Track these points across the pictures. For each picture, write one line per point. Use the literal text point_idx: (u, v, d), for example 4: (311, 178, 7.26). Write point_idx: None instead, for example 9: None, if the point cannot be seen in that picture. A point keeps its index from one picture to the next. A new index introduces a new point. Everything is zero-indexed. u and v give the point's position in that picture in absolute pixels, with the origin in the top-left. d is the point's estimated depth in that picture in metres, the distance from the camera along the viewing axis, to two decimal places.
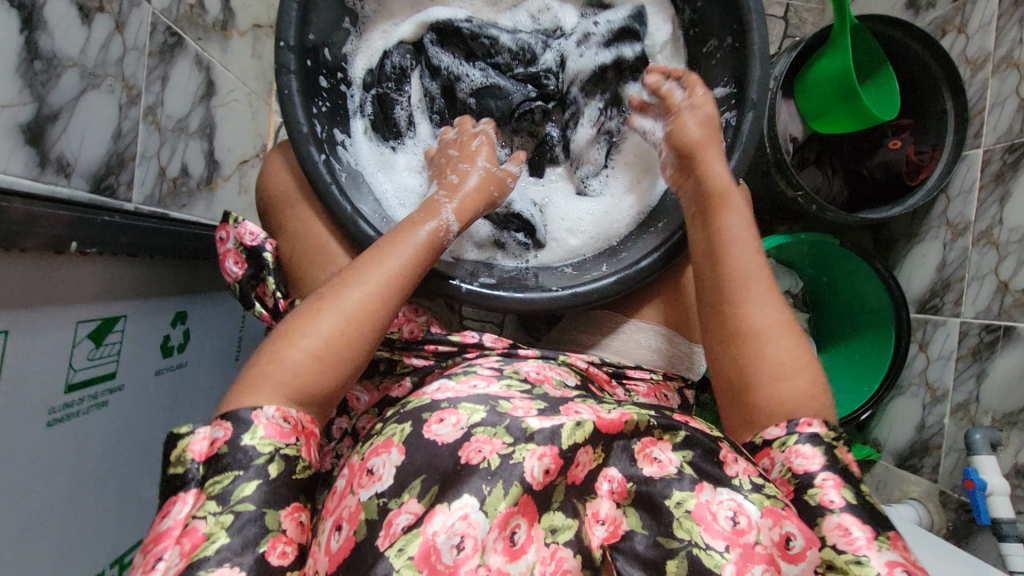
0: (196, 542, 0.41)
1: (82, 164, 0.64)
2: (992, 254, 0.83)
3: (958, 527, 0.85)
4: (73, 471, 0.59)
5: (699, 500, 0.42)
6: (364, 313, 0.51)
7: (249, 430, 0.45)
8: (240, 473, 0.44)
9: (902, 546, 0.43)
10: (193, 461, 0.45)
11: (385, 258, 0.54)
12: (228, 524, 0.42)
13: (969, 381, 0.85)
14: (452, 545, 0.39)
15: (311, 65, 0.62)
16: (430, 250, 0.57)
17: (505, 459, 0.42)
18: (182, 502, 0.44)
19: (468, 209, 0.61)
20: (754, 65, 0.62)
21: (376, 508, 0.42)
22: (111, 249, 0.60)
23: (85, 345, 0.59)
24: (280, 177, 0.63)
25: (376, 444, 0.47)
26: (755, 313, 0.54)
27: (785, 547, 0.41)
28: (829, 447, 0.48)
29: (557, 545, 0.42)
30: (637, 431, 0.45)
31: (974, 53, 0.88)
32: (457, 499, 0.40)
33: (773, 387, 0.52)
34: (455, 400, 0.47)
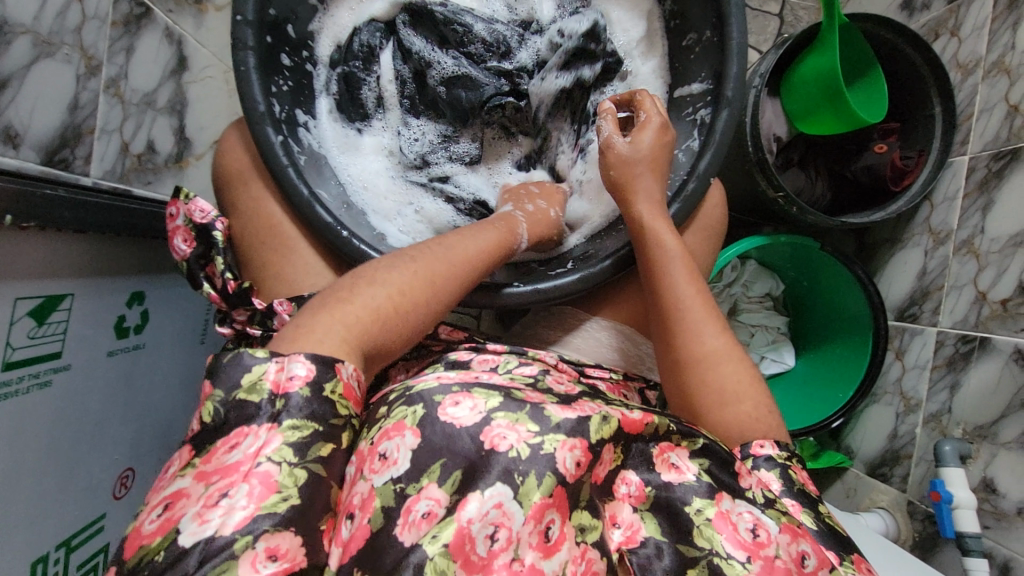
0: (269, 491, 0.35)
1: (32, 135, 0.61)
2: (972, 263, 0.82)
3: (924, 538, 0.85)
4: (13, 452, 0.57)
5: (720, 508, 0.43)
6: (438, 286, 0.51)
7: (331, 381, 0.40)
8: (320, 428, 0.39)
9: (866, 569, 0.45)
10: (270, 393, 0.39)
11: (463, 243, 0.55)
12: (301, 481, 0.37)
13: (943, 392, 0.84)
14: (487, 535, 0.36)
15: (272, 41, 0.59)
16: (501, 250, 0.58)
17: (535, 447, 0.40)
18: (251, 434, 0.37)
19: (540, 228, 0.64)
20: (731, 61, 0.60)
21: (393, 494, 0.37)
22: (54, 224, 0.58)
23: (25, 323, 0.57)
24: (235, 153, 0.61)
25: (384, 428, 0.41)
26: (695, 341, 0.54)
27: (801, 564, 0.42)
28: (785, 471, 0.49)
29: (586, 544, 0.40)
30: (655, 435, 0.46)
31: (965, 58, 0.86)
32: (491, 486, 0.38)
33: (719, 411, 0.52)
34: (466, 385, 0.44)
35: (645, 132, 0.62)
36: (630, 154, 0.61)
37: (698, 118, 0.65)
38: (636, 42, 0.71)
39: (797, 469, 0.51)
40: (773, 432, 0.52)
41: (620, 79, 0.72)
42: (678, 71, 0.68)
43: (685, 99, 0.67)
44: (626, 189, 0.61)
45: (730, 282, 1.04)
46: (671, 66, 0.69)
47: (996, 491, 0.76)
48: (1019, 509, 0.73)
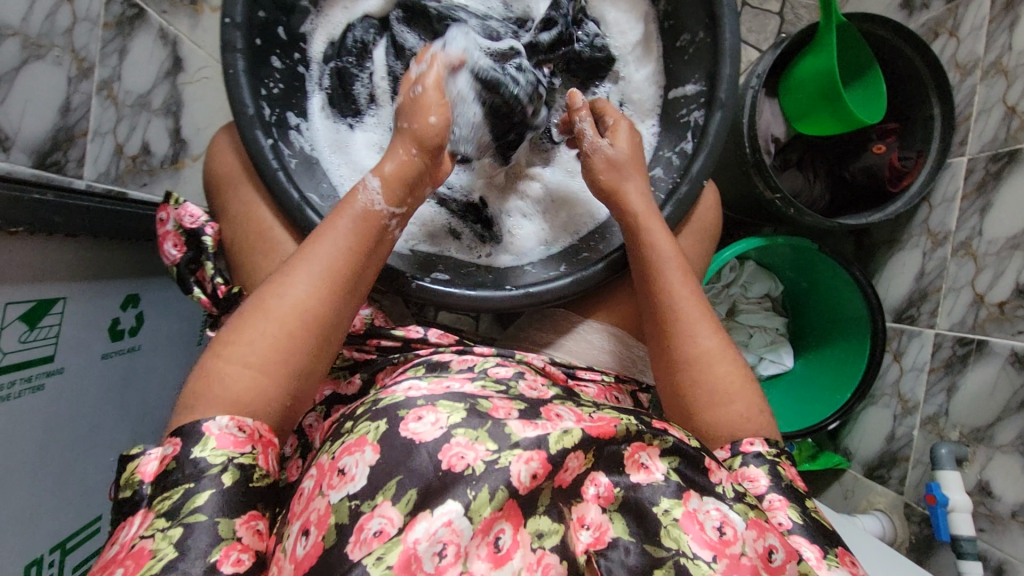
0: (140, 560, 0.38)
1: (23, 138, 0.61)
2: (969, 265, 0.82)
3: (920, 541, 0.84)
4: (6, 455, 0.58)
5: (686, 508, 0.41)
6: (298, 314, 0.46)
7: (199, 442, 0.42)
8: (190, 487, 0.40)
9: (851, 563, 0.44)
10: (142, 482, 0.43)
11: (312, 252, 0.49)
12: (177, 537, 0.39)
13: (940, 394, 0.84)
14: (434, 552, 0.37)
15: (261, 43, 0.59)
16: (364, 238, 0.51)
17: (490, 464, 0.39)
18: (129, 526, 0.41)
19: (396, 187, 0.52)
20: (724, 63, 0.60)
21: (348, 511, 0.39)
22: (44, 228, 0.58)
23: (16, 327, 0.57)
24: (225, 157, 0.61)
25: (347, 443, 0.43)
26: (690, 341, 0.54)
27: (768, 559, 0.40)
28: (773, 465, 0.50)
29: (544, 550, 0.39)
30: (627, 437, 0.43)
31: (964, 58, 0.85)
32: (440, 504, 0.38)
33: (714, 410, 0.52)
34: (432, 398, 0.44)
35: (618, 134, 0.61)
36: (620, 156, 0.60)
37: (691, 120, 0.64)
38: (630, 47, 0.70)
39: (785, 464, 0.51)
40: (765, 431, 0.53)
41: (614, 82, 0.71)
42: (672, 72, 0.67)
43: (679, 101, 0.67)
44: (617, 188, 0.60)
45: (729, 283, 1.03)
46: (665, 68, 0.68)
47: (991, 494, 0.76)
48: (1015, 513, 0.73)
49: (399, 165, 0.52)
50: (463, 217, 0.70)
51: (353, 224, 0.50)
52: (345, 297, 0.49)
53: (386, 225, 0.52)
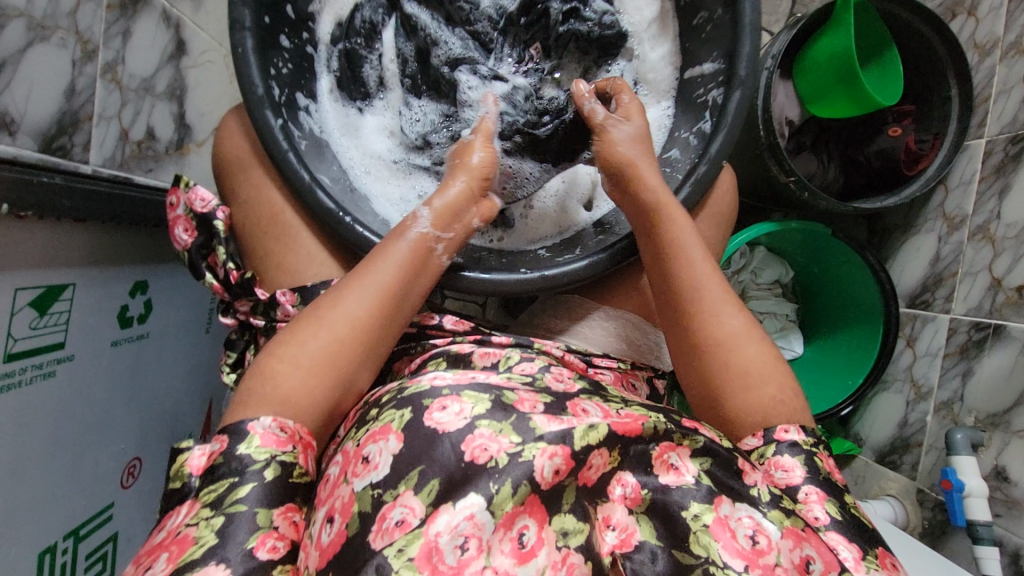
0: (184, 547, 0.38)
1: (29, 121, 0.60)
2: (987, 249, 0.81)
3: (933, 526, 0.84)
4: (19, 442, 0.57)
5: (717, 515, 0.40)
6: (352, 332, 0.48)
7: (245, 439, 0.42)
8: (235, 480, 0.41)
9: (891, 565, 0.43)
10: (192, 475, 0.43)
11: (369, 271, 0.50)
12: (218, 526, 0.39)
13: (955, 379, 0.83)
14: (457, 546, 0.36)
15: (270, 22, 0.58)
16: (416, 262, 0.52)
17: (513, 456, 0.39)
18: (176, 513, 0.41)
19: (448, 214, 0.55)
20: (744, 40, 0.59)
21: (370, 500, 0.38)
22: (52, 213, 0.57)
23: (26, 314, 0.56)
24: (234, 140, 0.60)
25: (371, 430, 0.42)
26: (715, 323, 0.53)
27: (805, 570, 0.39)
28: (809, 457, 0.49)
29: (569, 549, 0.39)
30: (655, 436, 0.43)
31: (983, 37, 0.83)
32: (463, 498, 0.37)
33: (745, 395, 0.51)
34: (458, 387, 0.44)
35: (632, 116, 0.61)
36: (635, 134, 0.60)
37: (709, 99, 0.63)
38: (646, 24, 0.68)
39: (822, 455, 0.50)
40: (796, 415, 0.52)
41: (628, 58, 0.70)
42: (688, 51, 0.66)
43: (695, 81, 0.65)
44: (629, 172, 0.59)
45: (740, 268, 1.03)
46: (682, 48, 0.67)
47: (1007, 479, 0.75)
48: None
49: (454, 195, 0.56)
50: None
51: (409, 250, 0.52)
52: (395, 318, 0.50)
53: (432, 251, 0.53)
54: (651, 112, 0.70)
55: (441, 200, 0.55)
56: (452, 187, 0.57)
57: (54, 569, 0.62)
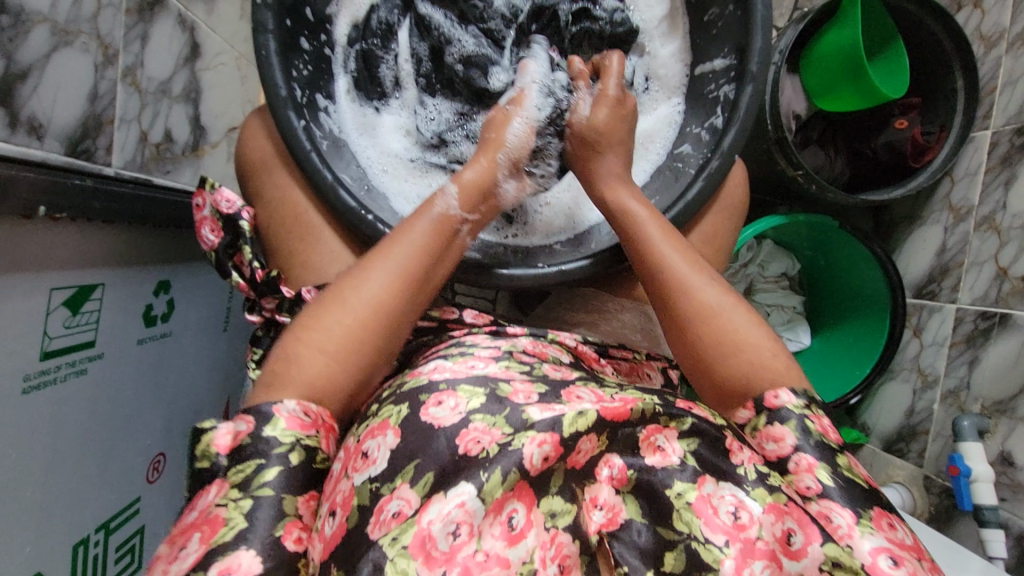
0: (216, 527, 0.39)
1: (55, 126, 0.61)
2: (993, 239, 0.82)
3: (940, 512, 0.86)
4: (55, 436, 0.59)
5: (700, 493, 0.40)
6: (381, 306, 0.48)
7: (271, 421, 0.43)
8: (262, 462, 0.41)
9: (887, 526, 0.42)
10: (217, 454, 0.42)
11: (393, 250, 0.51)
12: (247, 509, 0.40)
13: (961, 367, 0.85)
14: (448, 532, 0.37)
15: (291, 24, 0.59)
16: (438, 239, 0.53)
17: (503, 447, 0.40)
18: (205, 493, 0.42)
19: (469, 193, 0.56)
20: (755, 36, 0.60)
21: (368, 494, 0.40)
22: (83, 216, 0.59)
23: (60, 313, 0.58)
24: (256, 141, 0.62)
25: (371, 426, 0.44)
26: (695, 292, 0.53)
27: (787, 543, 0.38)
28: (801, 422, 0.46)
29: (557, 530, 0.40)
30: (643, 418, 0.42)
31: (988, 30, 0.84)
32: (453, 487, 0.39)
33: (733, 356, 0.50)
34: (455, 382, 0.45)
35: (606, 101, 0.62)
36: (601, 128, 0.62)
37: (720, 95, 0.64)
38: (656, 22, 0.69)
39: (816, 416, 0.47)
40: (784, 377, 0.49)
41: (639, 54, 0.71)
42: (699, 47, 0.67)
43: (706, 77, 0.66)
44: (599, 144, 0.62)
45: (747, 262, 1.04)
46: (691, 45, 0.68)
47: (1013, 464, 0.77)
48: None
49: (473, 179, 0.57)
50: None
51: (430, 229, 0.53)
52: (419, 295, 0.51)
53: (454, 229, 0.55)
54: (662, 108, 0.71)
55: (461, 183, 0.56)
56: (470, 169, 0.58)
57: (87, 560, 0.65)
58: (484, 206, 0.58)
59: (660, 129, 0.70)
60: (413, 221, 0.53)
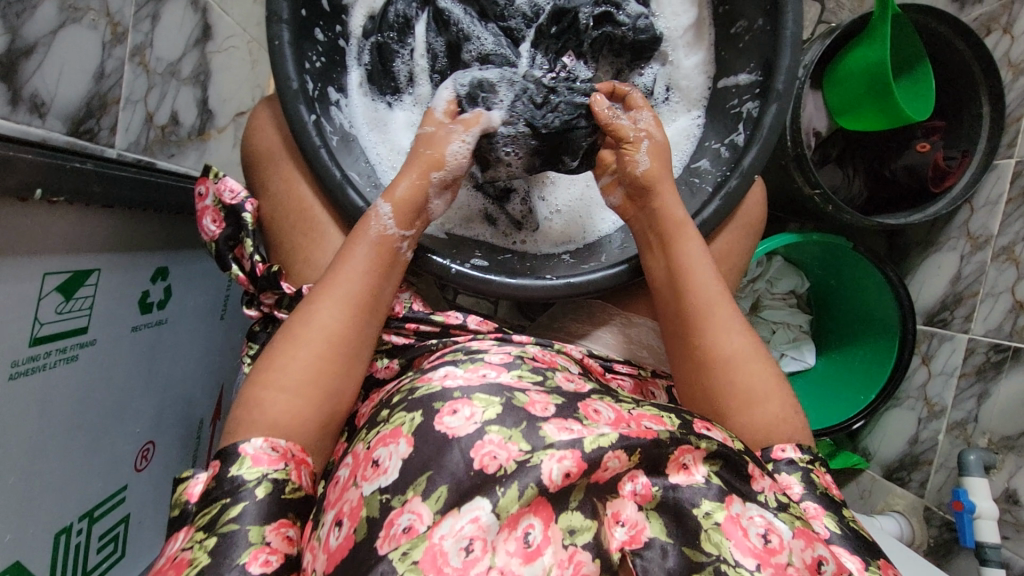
0: (180, 569, 0.38)
1: (59, 104, 0.60)
2: (1010, 271, 0.80)
3: (939, 544, 0.85)
4: (41, 423, 0.58)
5: (729, 513, 0.39)
6: (330, 340, 0.48)
7: (237, 461, 0.43)
8: (227, 501, 0.41)
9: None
10: (188, 502, 0.44)
11: (335, 279, 0.49)
12: (212, 547, 0.39)
13: (970, 400, 0.83)
14: (460, 547, 0.35)
15: (306, 15, 0.57)
16: (382, 259, 0.52)
17: (522, 464, 0.38)
18: (174, 540, 0.41)
19: (406, 205, 0.53)
20: (784, 53, 0.58)
21: (378, 504, 0.39)
22: (82, 200, 0.57)
23: (53, 298, 0.56)
24: (263, 130, 0.60)
25: (382, 433, 0.43)
26: (720, 341, 0.52)
27: (818, 570, 0.39)
28: (807, 474, 0.48)
29: (575, 548, 0.37)
30: (673, 439, 0.41)
31: (1018, 56, 0.82)
32: (469, 502, 0.37)
33: (748, 413, 0.50)
34: (469, 391, 0.43)
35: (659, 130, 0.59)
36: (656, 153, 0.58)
37: (743, 111, 0.62)
38: (681, 30, 0.68)
39: (819, 471, 0.49)
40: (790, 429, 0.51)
41: (662, 63, 0.69)
42: (724, 60, 0.65)
43: (729, 90, 0.64)
44: (655, 190, 0.57)
45: (756, 277, 1.02)
46: (716, 57, 0.66)
47: (1018, 502, 0.75)
48: None
49: (407, 191, 0.54)
50: (500, 202, 0.68)
51: (369, 252, 0.51)
52: (371, 320, 0.50)
53: (396, 248, 0.53)
54: (681, 120, 0.69)
55: (396, 196, 0.53)
56: (402, 182, 0.54)
57: (68, 549, 0.63)
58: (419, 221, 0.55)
59: (677, 141, 0.68)
60: (352, 246, 0.51)
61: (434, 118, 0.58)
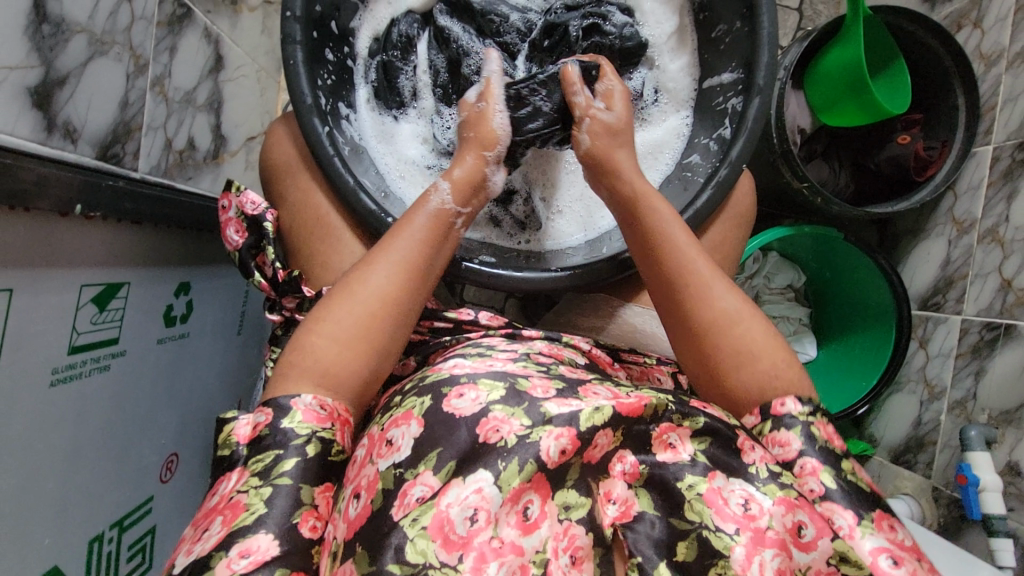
0: (237, 512, 0.41)
1: (89, 130, 0.64)
2: (996, 251, 0.83)
3: (948, 523, 0.86)
4: (76, 430, 0.60)
5: (710, 485, 0.41)
6: (386, 299, 0.50)
7: (289, 414, 0.45)
8: (280, 452, 0.43)
9: (887, 527, 0.44)
10: (238, 444, 0.45)
11: (391, 244, 0.53)
12: (267, 496, 0.41)
13: (968, 378, 0.85)
14: (466, 516, 0.38)
15: (318, 36, 0.62)
16: (435, 232, 0.55)
17: (522, 438, 0.41)
18: (227, 479, 0.44)
19: (464, 187, 0.59)
20: (762, 51, 0.62)
21: (393, 478, 0.40)
22: (116, 215, 0.61)
23: (89, 309, 0.59)
24: (282, 146, 0.64)
25: (394, 416, 0.45)
26: (705, 302, 0.54)
27: (798, 534, 0.40)
28: (807, 429, 0.49)
29: (570, 522, 0.41)
30: (655, 417, 0.43)
31: (988, 49, 0.87)
32: (472, 473, 0.40)
33: (740, 372, 0.52)
34: (475, 375, 0.45)
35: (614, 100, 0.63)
36: (614, 124, 0.62)
37: (728, 107, 0.66)
38: (666, 36, 0.72)
39: (821, 423, 0.50)
40: (792, 385, 0.52)
41: (649, 67, 0.73)
42: (707, 62, 0.70)
43: (714, 90, 0.69)
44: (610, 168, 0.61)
45: (753, 273, 1.04)
46: (700, 60, 0.71)
47: (1021, 474, 0.77)
48: None
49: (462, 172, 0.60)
50: (505, 205, 0.72)
51: (426, 224, 0.55)
52: (422, 290, 0.53)
53: (450, 223, 0.57)
54: (670, 120, 0.73)
55: (454, 176, 0.59)
56: (459, 166, 0.60)
57: (100, 556, 0.65)
58: (475, 200, 0.60)
59: (668, 140, 0.73)
60: (411, 217, 0.55)
61: (468, 105, 0.64)
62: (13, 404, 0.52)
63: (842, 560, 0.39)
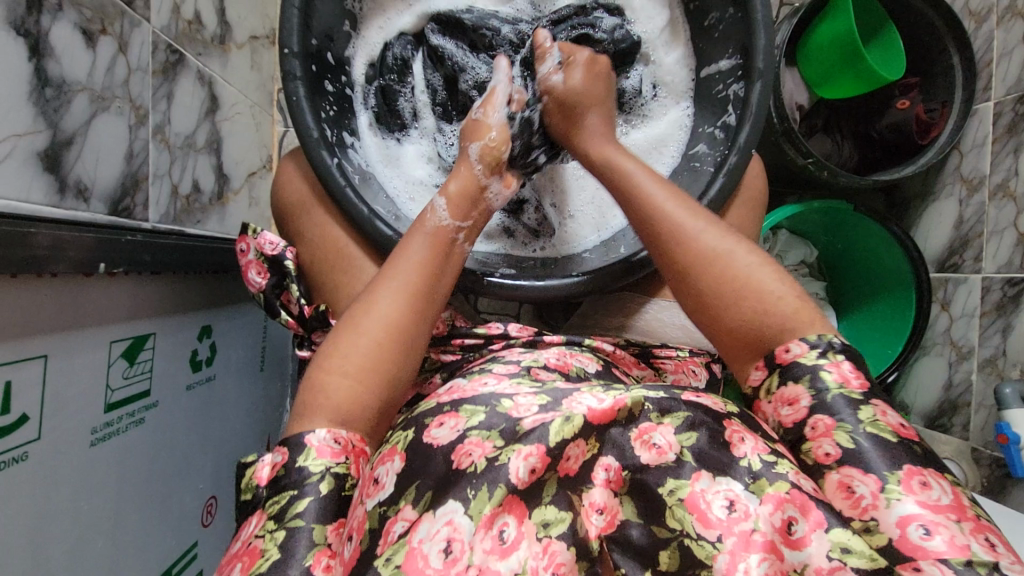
0: (254, 558, 0.40)
1: (99, 187, 0.64)
2: (1010, 206, 0.83)
3: (992, 483, 0.85)
4: (118, 485, 0.60)
5: (693, 488, 0.37)
6: (394, 324, 0.49)
7: (304, 452, 0.43)
8: (295, 493, 0.42)
9: (918, 485, 0.37)
10: (258, 486, 0.45)
11: (394, 268, 0.52)
12: (281, 540, 0.40)
13: (995, 336, 0.85)
14: (439, 550, 0.35)
15: (316, 69, 0.63)
16: (440, 249, 0.55)
17: (492, 462, 0.37)
18: (248, 523, 0.43)
19: (462, 199, 0.58)
20: (758, 34, 0.62)
21: (378, 517, 0.38)
22: (137, 268, 0.61)
23: (120, 364, 0.60)
24: (293, 184, 0.64)
25: (382, 453, 0.43)
26: (696, 238, 0.51)
27: (787, 533, 0.35)
28: (814, 376, 0.43)
29: (550, 539, 0.36)
30: (631, 419, 0.40)
31: (977, 7, 0.87)
32: (442, 505, 0.37)
33: (742, 310, 0.48)
34: (458, 402, 0.42)
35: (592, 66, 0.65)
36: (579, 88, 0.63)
37: (729, 94, 0.66)
38: (658, 31, 0.72)
39: (835, 364, 0.43)
40: (800, 322, 0.46)
41: (644, 63, 0.73)
42: (703, 51, 0.70)
43: (713, 78, 0.69)
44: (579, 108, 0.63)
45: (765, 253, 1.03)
46: (695, 50, 0.71)
47: None
48: None
49: (458, 186, 0.59)
50: (516, 214, 0.73)
51: (428, 244, 0.54)
52: (429, 308, 0.52)
53: (452, 239, 0.56)
54: (672, 113, 0.73)
55: (450, 190, 0.58)
56: (454, 181, 0.59)
57: None
58: (475, 212, 0.59)
59: (672, 133, 0.73)
60: (412, 236, 0.54)
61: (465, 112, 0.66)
62: (58, 468, 0.53)
63: (845, 553, 0.34)
